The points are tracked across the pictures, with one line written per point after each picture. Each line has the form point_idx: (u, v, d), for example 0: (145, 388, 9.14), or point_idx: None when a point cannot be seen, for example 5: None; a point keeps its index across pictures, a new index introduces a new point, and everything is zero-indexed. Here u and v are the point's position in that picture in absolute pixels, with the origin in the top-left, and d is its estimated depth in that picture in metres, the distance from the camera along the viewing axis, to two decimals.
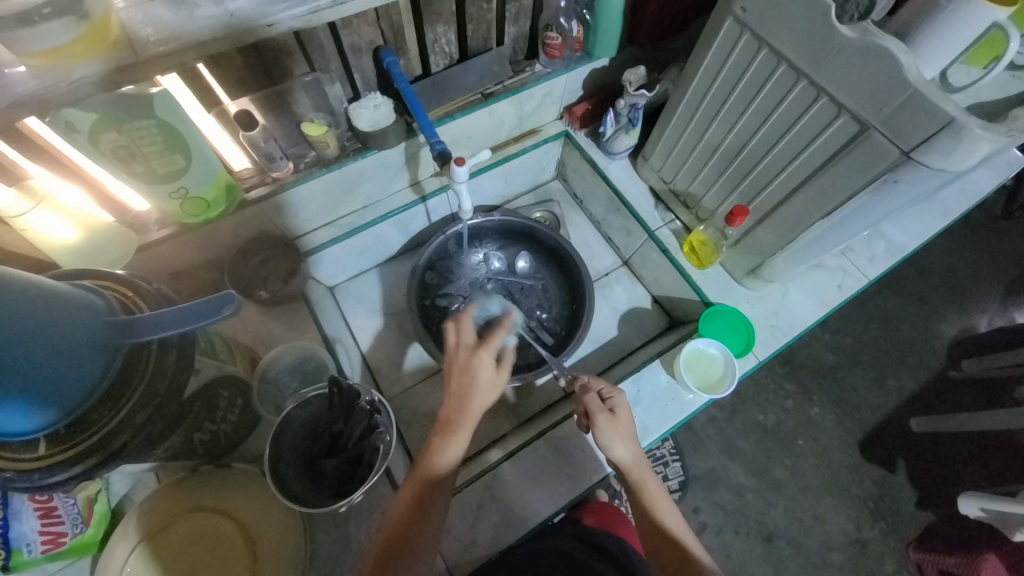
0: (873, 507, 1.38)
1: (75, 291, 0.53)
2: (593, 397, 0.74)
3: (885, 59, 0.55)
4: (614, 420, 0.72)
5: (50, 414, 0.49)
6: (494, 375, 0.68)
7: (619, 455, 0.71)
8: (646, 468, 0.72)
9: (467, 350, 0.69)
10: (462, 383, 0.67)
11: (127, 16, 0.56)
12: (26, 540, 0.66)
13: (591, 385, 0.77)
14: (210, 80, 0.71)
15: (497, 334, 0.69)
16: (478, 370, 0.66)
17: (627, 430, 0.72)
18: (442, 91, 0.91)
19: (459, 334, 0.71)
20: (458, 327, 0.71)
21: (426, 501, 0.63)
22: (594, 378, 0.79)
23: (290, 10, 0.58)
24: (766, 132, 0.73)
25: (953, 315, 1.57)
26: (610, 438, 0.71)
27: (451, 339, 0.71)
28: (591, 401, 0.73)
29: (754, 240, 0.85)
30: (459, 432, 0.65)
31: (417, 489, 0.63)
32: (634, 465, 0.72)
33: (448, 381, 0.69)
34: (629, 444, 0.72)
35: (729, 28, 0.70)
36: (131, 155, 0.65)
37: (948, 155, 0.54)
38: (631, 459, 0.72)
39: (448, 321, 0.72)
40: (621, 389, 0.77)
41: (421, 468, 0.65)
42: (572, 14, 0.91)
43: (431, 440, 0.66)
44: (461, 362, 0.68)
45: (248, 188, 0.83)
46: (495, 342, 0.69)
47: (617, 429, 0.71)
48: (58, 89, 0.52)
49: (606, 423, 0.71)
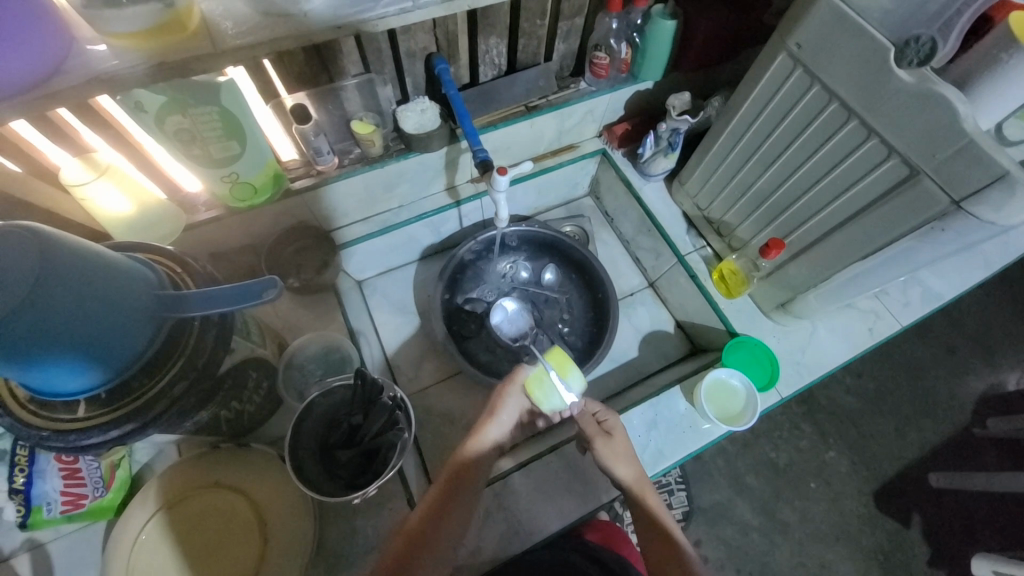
0: (883, 560, 1.33)
1: (131, 262, 0.56)
2: (591, 420, 0.78)
3: (943, 105, 0.54)
4: (612, 441, 0.76)
5: (94, 377, 0.52)
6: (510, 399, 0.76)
7: (619, 475, 0.75)
8: (646, 487, 0.75)
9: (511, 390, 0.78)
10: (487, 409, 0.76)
11: (208, 8, 0.59)
12: (48, 498, 0.70)
13: (587, 410, 0.79)
14: (273, 75, 0.74)
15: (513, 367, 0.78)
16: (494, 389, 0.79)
17: (625, 450, 0.76)
18: (488, 101, 0.94)
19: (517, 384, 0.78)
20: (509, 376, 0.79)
21: (454, 493, 0.69)
22: (590, 402, 0.81)
23: (358, 13, 0.60)
24: (810, 168, 0.73)
25: (981, 371, 1.53)
26: (609, 457, 0.75)
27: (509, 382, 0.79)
28: (589, 426, 0.78)
29: (787, 274, 0.85)
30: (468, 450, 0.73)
31: (448, 484, 0.70)
32: (634, 484, 0.75)
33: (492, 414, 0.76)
34: (630, 463, 0.75)
35: (782, 62, 0.70)
36: (191, 139, 0.69)
37: (1000, 208, 0.53)
38: (632, 477, 0.75)
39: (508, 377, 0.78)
40: (617, 412, 0.81)
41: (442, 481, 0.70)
42: (622, 36, 0.93)
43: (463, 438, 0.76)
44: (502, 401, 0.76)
45: (294, 178, 0.86)
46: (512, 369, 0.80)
47: (615, 449, 0.76)
48: (136, 71, 0.55)
49: (604, 444, 0.76)
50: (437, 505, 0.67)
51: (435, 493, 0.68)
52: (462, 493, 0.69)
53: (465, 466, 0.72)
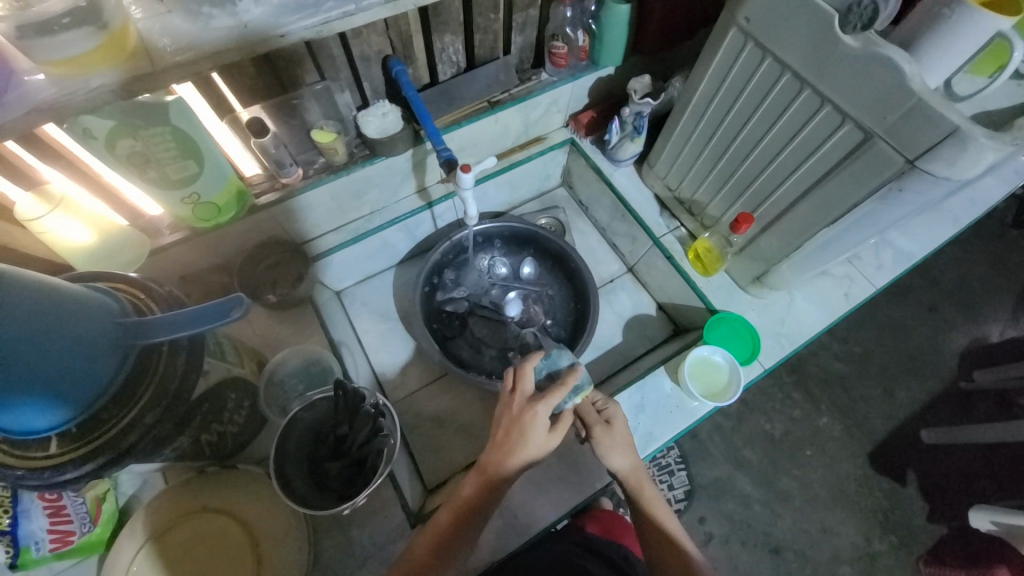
0: (883, 519, 1.36)
1: (91, 292, 0.55)
2: (589, 409, 0.76)
3: (889, 67, 0.55)
4: (612, 430, 0.75)
5: (60, 414, 0.50)
6: (546, 432, 0.66)
7: (615, 465, 0.75)
8: (642, 477, 0.75)
9: (523, 400, 0.68)
10: (511, 437, 0.66)
11: (145, 27, 0.58)
12: (35, 538, 0.68)
13: (586, 398, 0.78)
14: (225, 90, 0.74)
15: (555, 396, 0.66)
16: (526, 430, 0.66)
17: (624, 441, 0.75)
18: (449, 100, 0.93)
19: (516, 383, 0.70)
20: (519, 376, 0.70)
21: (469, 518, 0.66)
22: (588, 389, 0.79)
23: (301, 21, 0.59)
24: (770, 141, 0.73)
25: (963, 325, 1.56)
26: (608, 449, 0.74)
27: (509, 385, 0.71)
28: (588, 413, 0.75)
29: (759, 247, 0.86)
30: (492, 481, 0.66)
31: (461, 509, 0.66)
32: (631, 472, 0.75)
33: (499, 430, 0.68)
34: (626, 454, 0.75)
35: (733, 37, 0.70)
36: (145, 162, 0.67)
37: (953, 163, 0.54)
38: (627, 469, 0.75)
39: (509, 370, 0.71)
40: (615, 400, 0.79)
41: (456, 498, 0.68)
42: (578, 24, 0.93)
43: (477, 469, 0.67)
44: (516, 414, 0.67)
45: (258, 194, 0.85)
46: (553, 397, 0.67)
47: (613, 439, 0.74)
48: (76, 97, 0.53)
49: (604, 434, 0.74)
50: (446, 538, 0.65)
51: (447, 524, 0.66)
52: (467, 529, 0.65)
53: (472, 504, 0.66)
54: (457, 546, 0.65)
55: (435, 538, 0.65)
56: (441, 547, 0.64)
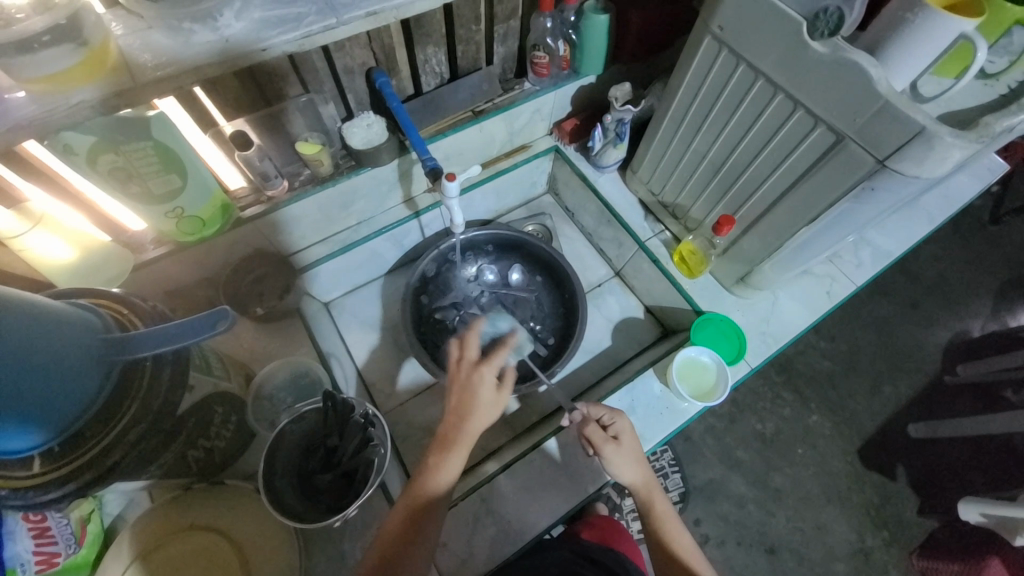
0: (875, 515, 1.37)
1: (73, 310, 0.54)
2: (595, 427, 0.77)
3: (856, 71, 0.57)
4: (621, 447, 0.75)
5: (41, 435, 0.49)
6: (495, 393, 0.68)
7: (626, 478, 0.76)
8: (653, 490, 0.77)
9: (470, 366, 0.70)
10: (463, 400, 0.67)
11: (126, 43, 0.58)
12: (20, 560, 0.64)
13: (589, 416, 0.79)
14: (208, 104, 0.74)
15: (502, 352, 0.70)
16: (479, 386, 0.68)
17: (633, 456, 0.76)
18: (434, 109, 0.94)
19: (462, 351, 0.72)
20: (463, 343, 0.73)
21: (422, 520, 0.62)
22: (593, 405, 0.80)
23: (283, 35, 0.59)
24: (748, 144, 0.75)
25: (946, 321, 1.59)
26: (617, 464, 0.75)
27: (454, 356, 0.72)
28: (595, 432, 0.76)
29: (741, 248, 0.87)
30: (456, 452, 0.65)
31: (414, 510, 0.63)
32: (641, 485, 0.77)
33: (448, 399, 0.69)
34: (636, 467, 0.76)
35: (708, 45, 0.72)
36: (128, 176, 0.67)
37: (921, 162, 0.56)
38: (638, 480, 0.76)
39: (453, 337, 0.73)
40: (622, 413, 0.80)
41: (418, 487, 0.64)
42: (558, 35, 0.94)
43: (426, 463, 0.66)
44: (463, 379, 0.69)
45: (243, 207, 0.85)
46: (500, 359, 0.71)
47: (622, 456, 0.75)
48: (57, 113, 0.53)
49: (613, 451, 0.75)
50: (398, 538, 0.61)
51: (399, 523, 0.62)
52: (425, 531, 0.62)
53: (424, 505, 0.63)
54: (424, 539, 0.61)
55: (411, 508, 0.63)
56: (405, 543, 0.60)
